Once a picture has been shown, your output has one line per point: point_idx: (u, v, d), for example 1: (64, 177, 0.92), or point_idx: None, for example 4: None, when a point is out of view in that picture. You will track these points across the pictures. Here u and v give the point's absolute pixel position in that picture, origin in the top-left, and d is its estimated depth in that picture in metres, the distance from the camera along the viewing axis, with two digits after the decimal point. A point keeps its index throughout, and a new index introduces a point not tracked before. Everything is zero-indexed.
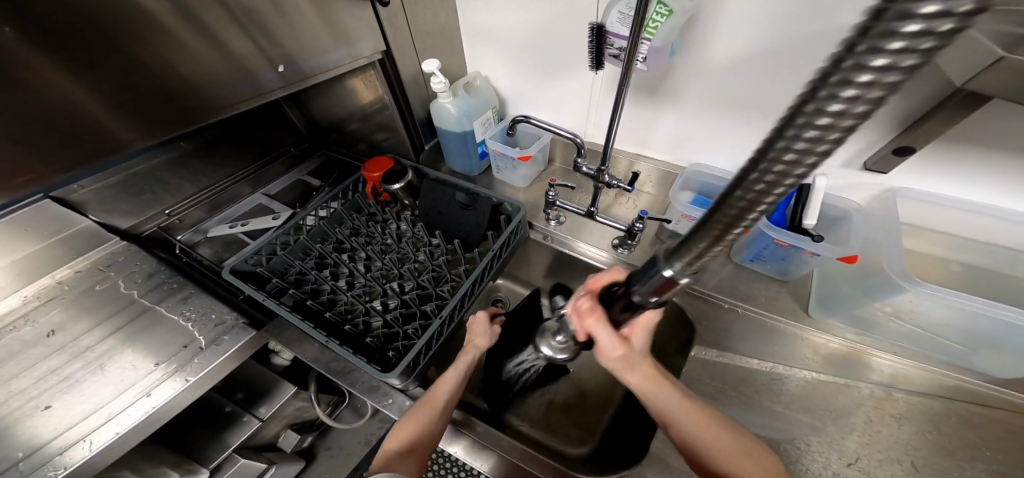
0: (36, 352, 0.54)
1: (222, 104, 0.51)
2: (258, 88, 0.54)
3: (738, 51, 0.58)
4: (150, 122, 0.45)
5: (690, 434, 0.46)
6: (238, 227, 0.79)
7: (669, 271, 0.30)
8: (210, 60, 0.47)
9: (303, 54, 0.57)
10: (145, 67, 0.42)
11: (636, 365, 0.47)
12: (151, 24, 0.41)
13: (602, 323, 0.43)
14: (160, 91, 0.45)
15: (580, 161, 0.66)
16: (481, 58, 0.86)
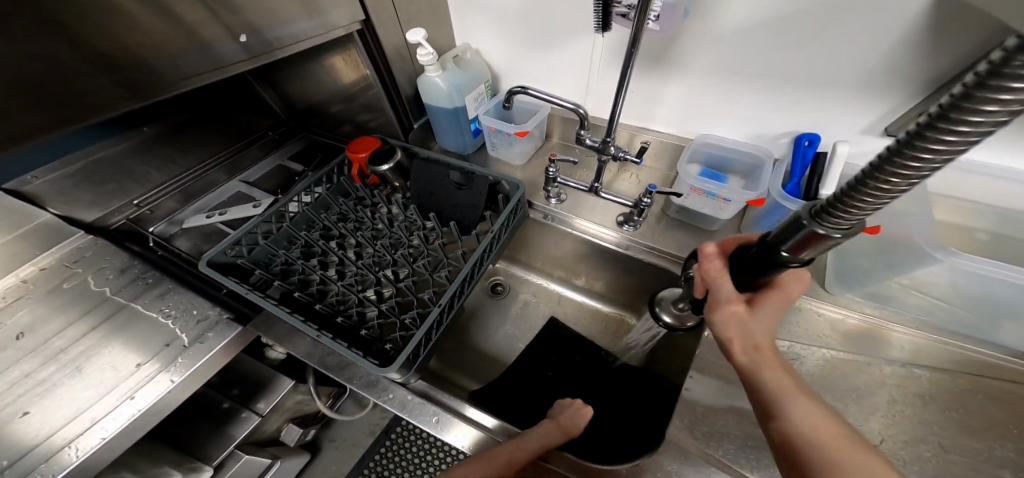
0: (4, 356, 0.49)
1: (168, 77, 0.44)
2: (216, 60, 0.47)
3: (753, 9, 0.52)
4: (88, 97, 0.39)
5: (798, 429, 0.35)
6: (215, 216, 0.73)
7: (820, 227, 0.27)
8: (157, 26, 0.40)
9: (271, 20, 0.51)
10: (70, 32, 0.35)
11: (749, 339, 0.38)
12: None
13: (724, 271, 0.39)
14: (96, 60, 0.38)
15: (584, 133, 0.60)
16: (470, 28, 0.79)
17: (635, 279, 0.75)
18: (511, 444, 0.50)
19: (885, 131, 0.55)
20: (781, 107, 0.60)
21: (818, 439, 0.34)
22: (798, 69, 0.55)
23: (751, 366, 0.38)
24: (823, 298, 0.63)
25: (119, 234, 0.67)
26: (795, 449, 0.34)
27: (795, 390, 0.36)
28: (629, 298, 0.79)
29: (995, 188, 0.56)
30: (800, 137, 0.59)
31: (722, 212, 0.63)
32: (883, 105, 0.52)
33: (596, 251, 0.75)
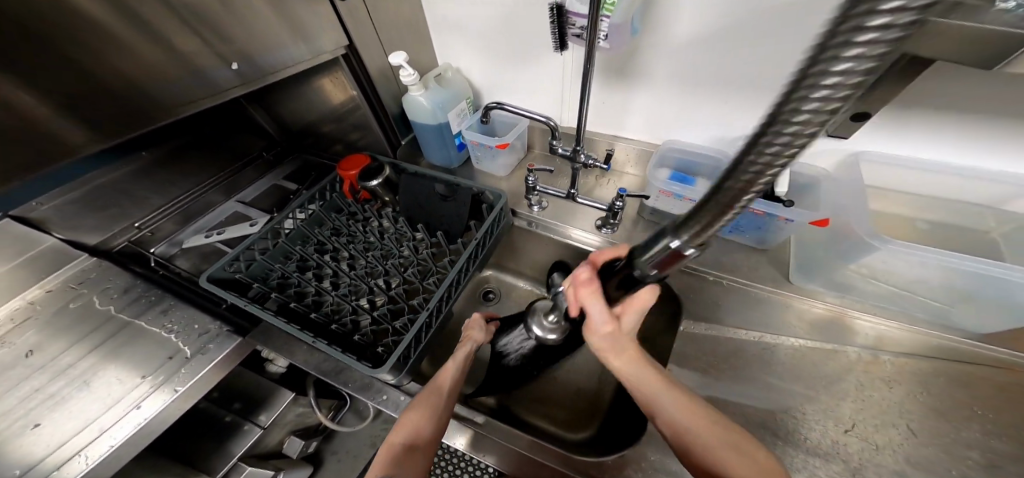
0: (15, 374, 0.52)
1: (171, 103, 0.48)
2: (212, 86, 0.51)
3: (699, 27, 0.57)
4: (94, 129, 0.42)
5: (670, 416, 0.45)
6: (214, 235, 0.75)
7: (677, 242, 0.31)
8: (155, 56, 0.44)
9: (260, 49, 0.55)
10: (78, 66, 0.39)
11: (619, 343, 0.51)
12: (83, 24, 0.38)
13: (596, 295, 0.47)
14: (102, 93, 0.41)
15: (556, 143, 0.64)
16: (451, 50, 0.85)
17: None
18: (434, 380, 0.58)
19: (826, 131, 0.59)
20: (738, 113, 0.65)
21: (690, 424, 0.44)
22: (746, 79, 0.60)
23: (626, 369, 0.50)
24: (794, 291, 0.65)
25: (122, 257, 0.70)
26: (679, 436, 0.44)
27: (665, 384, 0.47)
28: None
29: (939, 181, 0.58)
30: None
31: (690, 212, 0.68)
32: None
33: (578, 254, 0.79)
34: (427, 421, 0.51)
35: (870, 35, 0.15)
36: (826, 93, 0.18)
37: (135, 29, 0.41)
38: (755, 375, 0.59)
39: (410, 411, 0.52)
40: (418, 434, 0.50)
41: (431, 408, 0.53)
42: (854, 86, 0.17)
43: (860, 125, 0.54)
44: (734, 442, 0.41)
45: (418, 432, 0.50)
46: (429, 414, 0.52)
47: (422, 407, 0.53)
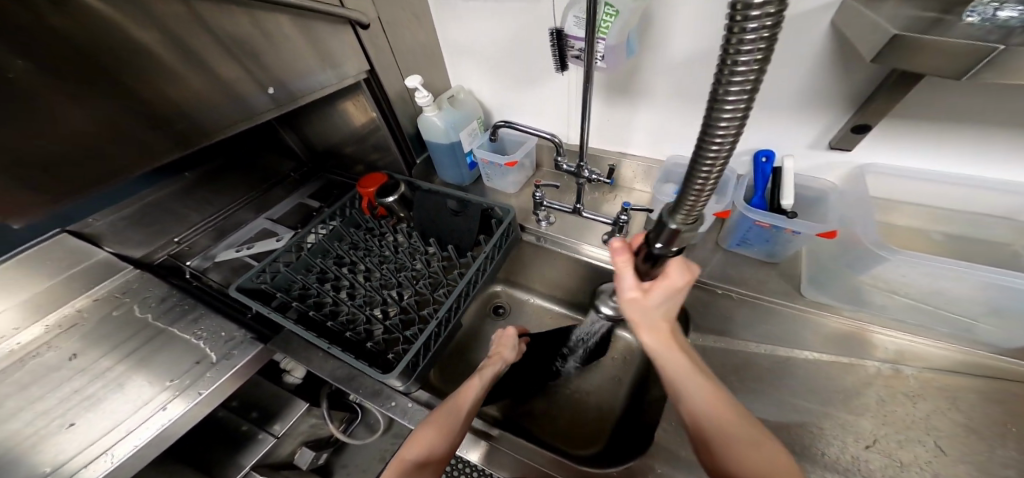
0: (60, 375, 0.57)
1: (212, 128, 0.53)
2: (248, 110, 0.57)
3: (697, 45, 0.60)
4: (146, 148, 0.47)
5: (699, 409, 0.44)
6: (244, 250, 0.81)
7: (674, 223, 0.36)
8: (201, 83, 0.50)
9: (291, 76, 0.61)
10: (138, 95, 0.45)
11: (649, 318, 0.49)
12: (141, 59, 0.44)
13: (629, 264, 0.47)
14: (153, 117, 0.47)
15: (560, 160, 0.66)
16: (463, 74, 0.90)
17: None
18: (454, 398, 0.57)
19: (829, 144, 0.59)
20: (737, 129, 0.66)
21: (716, 415, 0.43)
22: None
23: (655, 349, 0.49)
24: (806, 303, 0.63)
25: (161, 270, 0.75)
26: (699, 424, 0.44)
27: (697, 374, 0.46)
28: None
29: (955, 194, 0.57)
30: (757, 153, 0.63)
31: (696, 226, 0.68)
32: (825, 121, 0.58)
33: (585, 267, 0.80)
34: (441, 439, 0.51)
35: (759, 3, 0.21)
36: (750, 42, 0.23)
37: (185, 61, 0.47)
38: (767, 389, 0.58)
39: (426, 428, 0.52)
40: (432, 452, 0.50)
41: (448, 426, 0.52)
42: (767, 33, 0.22)
43: (861, 137, 0.54)
44: (760, 441, 0.41)
45: (431, 449, 0.50)
46: (444, 432, 0.52)
47: (439, 424, 0.53)
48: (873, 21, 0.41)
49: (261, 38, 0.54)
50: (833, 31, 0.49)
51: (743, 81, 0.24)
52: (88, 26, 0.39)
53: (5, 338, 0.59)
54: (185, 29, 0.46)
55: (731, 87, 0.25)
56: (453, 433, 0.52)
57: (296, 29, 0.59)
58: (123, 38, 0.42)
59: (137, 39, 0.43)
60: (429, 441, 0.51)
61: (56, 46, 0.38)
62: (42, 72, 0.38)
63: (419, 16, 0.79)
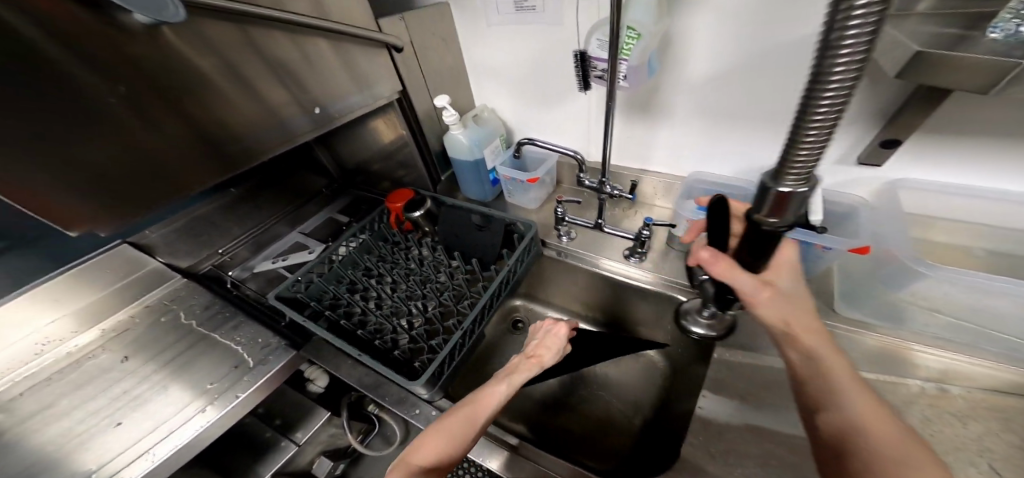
0: (111, 376, 0.61)
1: (259, 145, 0.58)
2: (289, 131, 0.62)
3: (718, 62, 0.61)
4: (207, 166, 0.52)
5: (852, 422, 0.39)
6: (279, 262, 0.85)
7: (784, 185, 0.29)
8: (253, 104, 0.55)
9: (331, 98, 0.66)
10: (198, 118, 0.49)
11: (788, 311, 0.45)
12: (206, 86, 0.49)
13: (735, 268, 0.44)
14: (213, 138, 0.52)
15: (582, 176, 0.68)
16: (486, 93, 0.93)
17: (649, 308, 0.78)
18: (473, 403, 0.52)
19: (858, 160, 0.58)
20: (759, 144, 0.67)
21: (867, 424, 0.38)
22: (766, 109, 0.62)
23: (806, 351, 0.44)
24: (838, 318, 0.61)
25: (204, 279, 0.80)
26: (848, 435, 0.38)
27: (847, 379, 0.41)
28: (646, 328, 0.81)
29: (995, 209, 0.55)
30: None
31: None
32: (852, 135, 0.57)
33: (606, 282, 0.80)
34: (454, 447, 0.47)
35: None
36: None
37: (243, 84, 0.53)
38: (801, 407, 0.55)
39: (438, 434, 0.48)
40: (443, 459, 0.46)
41: (464, 434, 0.48)
42: None
43: (891, 152, 0.54)
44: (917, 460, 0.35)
45: (443, 455, 0.46)
46: (459, 439, 0.47)
47: (456, 430, 0.48)
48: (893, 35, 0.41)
49: (309, 63, 0.60)
50: None
51: (860, 26, 0.21)
52: (168, 58, 0.45)
53: (65, 340, 0.65)
54: (246, 58, 0.52)
55: (848, 34, 0.21)
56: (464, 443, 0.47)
57: (338, 54, 0.64)
58: (193, 68, 0.47)
59: (204, 67, 0.48)
60: (438, 449, 0.46)
61: (140, 75, 0.43)
62: (127, 101, 0.43)
63: (448, 41, 0.84)
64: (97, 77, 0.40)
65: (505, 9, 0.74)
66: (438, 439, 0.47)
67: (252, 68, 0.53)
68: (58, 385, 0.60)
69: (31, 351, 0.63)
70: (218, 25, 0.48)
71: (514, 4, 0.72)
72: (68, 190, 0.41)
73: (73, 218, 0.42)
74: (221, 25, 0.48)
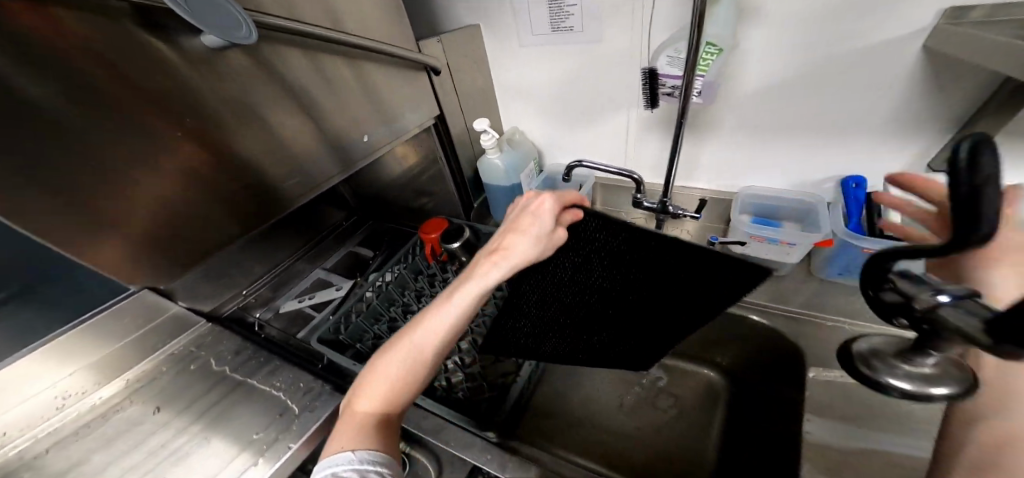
0: (140, 431, 0.51)
1: (296, 177, 0.53)
2: (321, 169, 0.55)
3: (775, 73, 0.60)
4: (254, 201, 0.49)
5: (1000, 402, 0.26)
6: (306, 300, 0.80)
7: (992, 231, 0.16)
8: (294, 133, 0.50)
9: (381, 129, 0.63)
10: (225, 151, 0.44)
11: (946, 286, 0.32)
12: (262, 118, 0.47)
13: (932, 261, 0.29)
14: (264, 171, 0.49)
15: (640, 197, 0.62)
16: (516, 115, 0.91)
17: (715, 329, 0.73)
18: (410, 331, 0.46)
19: (929, 167, 0.57)
20: (815, 155, 0.65)
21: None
22: (824, 118, 0.61)
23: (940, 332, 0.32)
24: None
25: (231, 324, 0.72)
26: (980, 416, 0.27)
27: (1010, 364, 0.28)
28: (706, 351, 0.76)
29: None
30: (845, 180, 0.63)
31: (789, 257, 0.60)
32: (920, 143, 0.56)
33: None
34: (404, 392, 0.44)
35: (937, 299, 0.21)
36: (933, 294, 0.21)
37: (297, 112, 0.50)
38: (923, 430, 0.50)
39: (378, 374, 0.44)
40: (393, 406, 0.44)
41: (408, 379, 0.44)
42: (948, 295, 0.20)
43: (968, 158, 0.53)
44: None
45: (390, 402, 0.44)
46: (406, 385, 0.44)
47: (397, 378, 0.44)
48: (986, 41, 0.41)
49: (360, 91, 0.57)
50: (927, 52, 0.50)
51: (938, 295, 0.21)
52: (226, 88, 0.42)
53: (88, 392, 0.55)
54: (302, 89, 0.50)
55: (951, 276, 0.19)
56: (409, 384, 0.44)
57: (381, 77, 0.60)
58: (251, 98, 0.45)
59: (260, 97, 0.46)
60: (382, 392, 0.44)
61: (198, 108, 0.41)
62: (187, 137, 0.41)
63: (480, 64, 0.82)
64: (132, 104, 0.36)
65: (541, 29, 0.73)
66: (379, 389, 0.44)
67: (305, 98, 0.50)
68: (83, 442, 0.50)
69: (50, 406, 0.52)
70: (274, 49, 0.46)
71: (552, 24, 0.71)
72: (114, 228, 0.39)
73: (117, 253, 0.40)
74: (275, 50, 0.46)
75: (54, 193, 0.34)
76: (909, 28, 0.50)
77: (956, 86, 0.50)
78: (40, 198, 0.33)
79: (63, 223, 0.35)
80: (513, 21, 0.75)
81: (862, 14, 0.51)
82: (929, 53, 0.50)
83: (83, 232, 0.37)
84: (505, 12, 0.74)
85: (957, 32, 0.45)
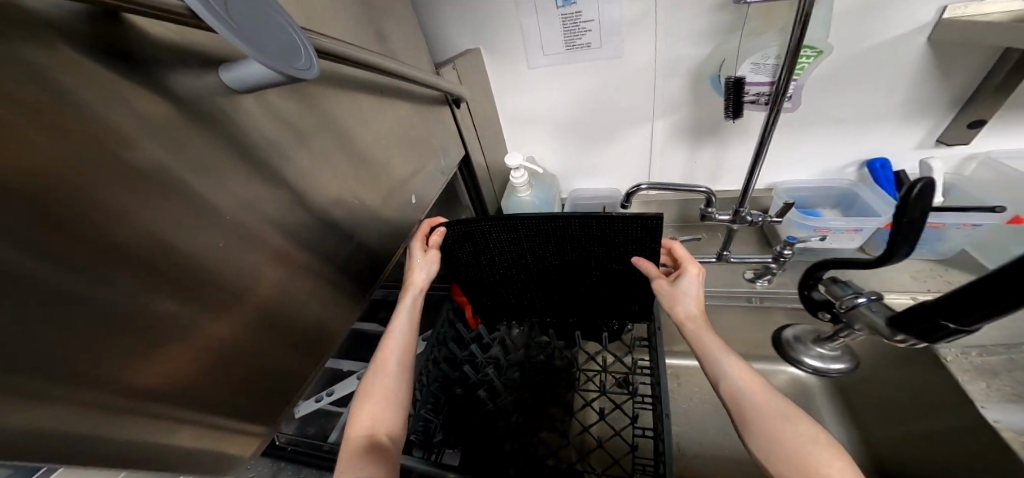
0: None
1: (327, 253, 0.38)
2: (353, 233, 0.41)
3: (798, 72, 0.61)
4: (305, 296, 0.36)
5: (737, 388, 0.40)
6: (323, 398, 0.64)
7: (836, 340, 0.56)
8: (322, 194, 0.37)
9: (416, 179, 0.53)
10: (245, 227, 0.29)
11: (688, 306, 0.49)
12: (288, 176, 0.33)
13: (675, 294, 0.50)
14: (313, 254, 0.36)
15: (712, 210, 0.59)
16: (524, 141, 0.83)
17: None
18: (377, 353, 0.47)
19: (936, 141, 0.63)
20: (842, 144, 0.68)
21: (749, 389, 0.39)
22: (844, 111, 0.64)
23: (699, 334, 0.46)
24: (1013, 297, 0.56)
25: None
26: (732, 400, 0.40)
27: (726, 351, 0.43)
28: None
29: None
30: (871, 163, 0.67)
31: (851, 243, 0.65)
32: (930, 124, 0.62)
33: (739, 316, 0.70)
34: (388, 406, 0.43)
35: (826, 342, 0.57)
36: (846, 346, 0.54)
37: (338, 169, 0.39)
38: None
39: (365, 398, 0.43)
40: (381, 422, 0.42)
41: (388, 391, 0.44)
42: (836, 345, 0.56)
43: (976, 131, 0.59)
44: (785, 408, 0.37)
45: (377, 418, 0.42)
46: (386, 398, 0.43)
47: (375, 393, 0.43)
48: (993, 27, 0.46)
49: (386, 140, 0.46)
50: (932, 45, 0.54)
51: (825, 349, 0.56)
52: (252, 147, 0.30)
53: None
54: (329, 142, 0.37)
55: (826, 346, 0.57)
56: (389, 395, 0.44)
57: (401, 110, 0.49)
58: (270, 149, 0.31)
59: (289, 152, 0.33)
60: (370, 414, 0.42)
61: (229, 179, 0.28)
62: (190, 209, 0.25)
63: (486, 90, 0.73)
64: (105, 168, 0.21)
65: (553, 49, 0.66)
66: (365, 412, 0.42)
67: (339, 153, 0.39)
68: None
69: None
70: (300, 86, 0.34)
71: (565, 42, 0.65)
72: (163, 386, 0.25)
73: (167, 426, 0.26)
74: (299, 90, 0.34)
75: (45, 371, 0.20)
76: (914, 24, 0.53)
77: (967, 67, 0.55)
78: (21, 385, 0.19)
79: (77, 414, 0.21)
80: (519, 42, 0.67)
81: (883, 13, 0.53)
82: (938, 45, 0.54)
83: (106, 414, 0.22)
84: (510, 33, 0.66)
85: (959, 26, 0.50)
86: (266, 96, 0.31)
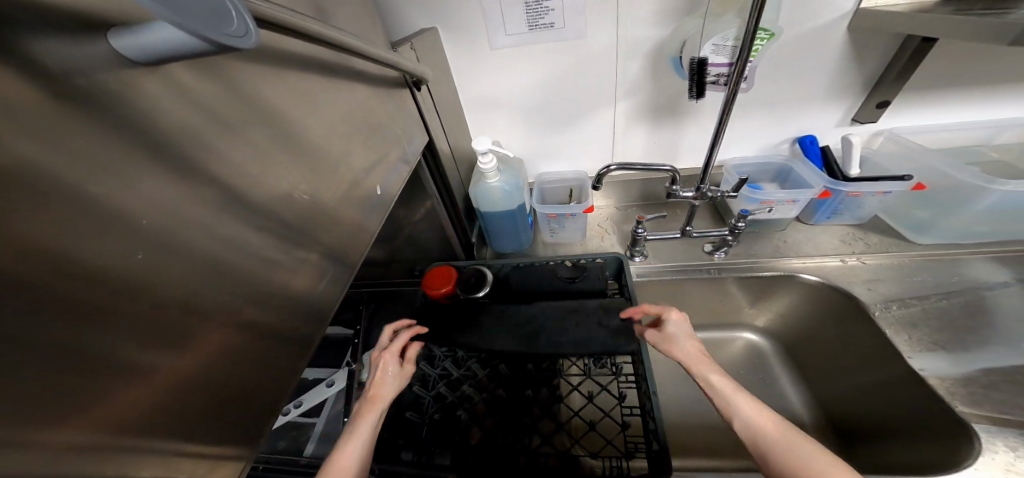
0: None
1: (287, 254, 0.33)
2: (315, 230, 0.37)
3: None
4: (270, 303, 0.31)
5: (756, 431, 0.38)
6: (291, 411, 0.58)
7: None
8: (272, 188, 0.32)
9: (379, 168, 0.49)
10: (184, 228, 0.24)
11: (685, 350, 0.47)
12: (232, 168, 0.28)
13: (669, 340, 0.49)
14: (271, 257, 0.32)
15: (677, 188, 0.62)
16: (488, 126, 0.81)
17: (749, 296, 0.77)
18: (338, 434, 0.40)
19: (852, 120, 0.72)
20: (780, 124, 0.75)
21: (767, 429, 0.38)
22: (781, 92, 0.70)
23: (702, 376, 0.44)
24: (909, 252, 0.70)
25: None
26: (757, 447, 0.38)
27: (735, 390, 0.41)
28: (743, 316, 0.81)
29: (951, 136, 0.72)
30: (803, 139, 0.74)
31: (791, 213, 0.72)
32: (846, 104, 0.70)
33: (700, 288, 0.76)
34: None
35: None
36: None
37: (291, 158, 0.34)
38: (945, 325, 0.63)
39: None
40: None
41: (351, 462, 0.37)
42: None
43: (882, 110, 0.69)
44: (809, 446, 0.36)
45: None
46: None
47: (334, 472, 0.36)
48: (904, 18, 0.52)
49: (343, 125, 0.42)
50: (851, 32, 0.61)
51: None
52: (182, 135, 0.24)
53: None
54: (276, 128, 0.32)
55: None
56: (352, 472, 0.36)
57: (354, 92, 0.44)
58: (205, 136, 0.26)
59: (229, 138, 0.28)
60: None
61: (158, 175, 0.23)
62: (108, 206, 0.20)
63: (447, 72, 0.69)
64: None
65: (514, 29, 0.64)
66: None
67: (288, 138, 0.34)
68: None
69: None
70: (235, 61, 0.29)
71: (527, 21, 0.63)
72: (98, 433, 0.20)
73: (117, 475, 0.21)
74: (232, 64, 0.28)
75: None
76: (837, 12, 0.59)
77: (877, 52, 0.63)
78: None
79: None
80: (478, 21, 0.64)
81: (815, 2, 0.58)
82: (855, 32, 0.61)
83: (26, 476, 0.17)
84: (467, 11, 0.62)
85: (873, 16, 0.57)
86: (192, 71, 0.25)
